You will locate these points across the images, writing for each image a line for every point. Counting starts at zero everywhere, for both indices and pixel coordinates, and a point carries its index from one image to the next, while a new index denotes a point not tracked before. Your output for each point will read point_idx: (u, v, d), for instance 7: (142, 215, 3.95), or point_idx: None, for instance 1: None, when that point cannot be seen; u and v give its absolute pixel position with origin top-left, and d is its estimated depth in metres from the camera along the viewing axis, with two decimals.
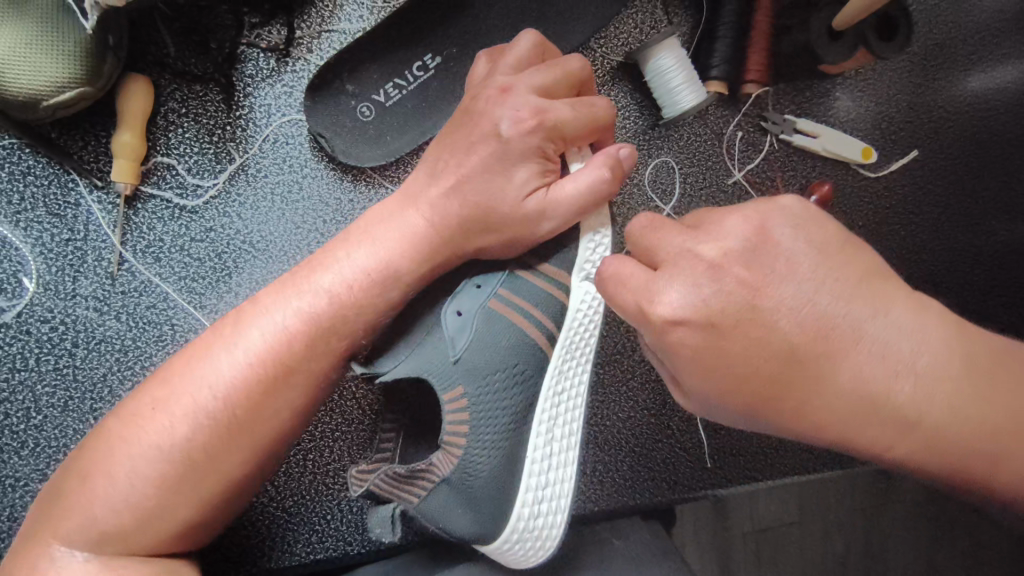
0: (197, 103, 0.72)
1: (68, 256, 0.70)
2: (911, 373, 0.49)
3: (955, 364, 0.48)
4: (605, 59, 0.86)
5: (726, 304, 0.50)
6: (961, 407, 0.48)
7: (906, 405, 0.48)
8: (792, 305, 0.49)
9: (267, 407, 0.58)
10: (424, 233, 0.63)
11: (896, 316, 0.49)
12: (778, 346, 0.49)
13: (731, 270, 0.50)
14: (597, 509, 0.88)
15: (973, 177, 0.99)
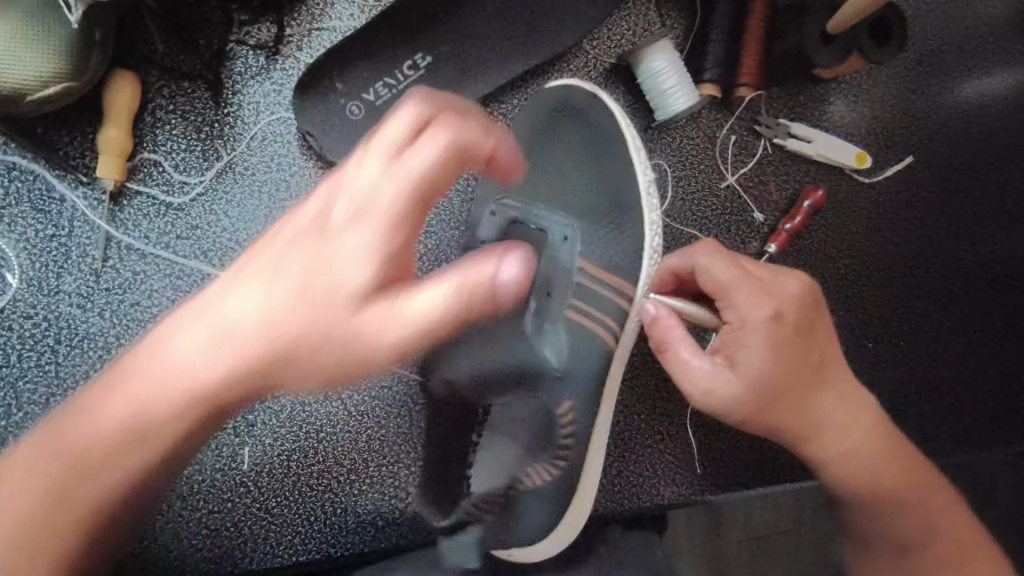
0: (185, 100, 0.72)
1: (52, 252, 0.69)
2: (854, 424, 0.68)
3: (880, 440, 0.68)
4: (598, 60, 0.84)
5: (790, 352, 0.64)
6: (865, 462, 0.68)
7: (835, 442, 0.68)
8: (803, 364, 0.65)
9: (173, 419, 0.51)
10: (386, 225, 0.46)
11: (858, 397, 0.67)
12: (782, 386, 0.64)
13: (793, 335, 0.64)
14: (586, 514, 0.88)
15: (971, 183, 0.98)
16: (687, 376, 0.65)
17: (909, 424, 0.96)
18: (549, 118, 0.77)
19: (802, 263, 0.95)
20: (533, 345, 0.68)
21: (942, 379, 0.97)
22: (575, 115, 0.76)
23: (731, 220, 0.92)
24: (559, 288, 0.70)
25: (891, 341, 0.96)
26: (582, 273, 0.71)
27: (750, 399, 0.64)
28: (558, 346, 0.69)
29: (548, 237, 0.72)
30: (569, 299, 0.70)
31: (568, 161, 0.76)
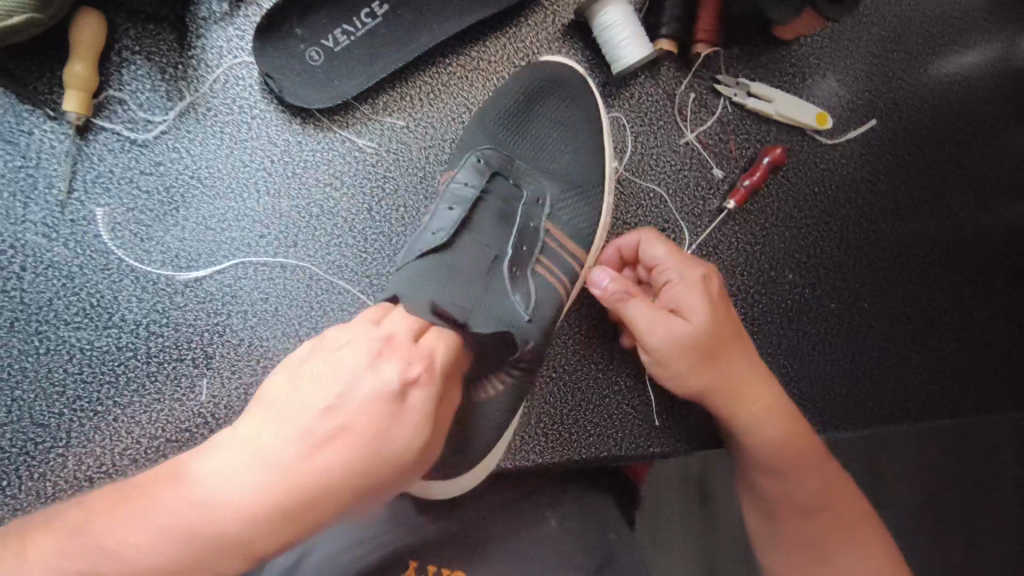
0: (150, 42, 0.76)
1: (20, 182, 0.73)
2: (764, 387, 0.75)
3: (782, 404, 0.75)
4: (555, 17, 0.85)
5: (703, 301, 0.74)
6: (770, 408, 0.73)
7: (755, 399, 0.74)
8: (721, 321, 0.74)
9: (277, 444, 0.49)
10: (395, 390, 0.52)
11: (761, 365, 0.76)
12: (699, 325, 0.72)
13: (710, 292, 0.74)
14: (541, 463, 0.88)
15: (930, 148, 1.01)
16: (639, 319, 0.72)
17: (867, 382, 0.99)
18: (540, 91, 0.79)
19: (762, 221, 0.96)
20: (508, 287, 0.67)
21: (904, 340, 1.01)
22: (570, 93, 0.79)
23: (692, 176, 0.94)
24: (532, 242, 0.72)
25: (856, 304, 1.00)
26: (550, 235, 0.74)
27: (689, 339, 0.72)
28: (529, 296, 0.69)
29: (524, 194, 0.75)
30: (541, 255, 0.72)
31: (547, 135, 0.79)
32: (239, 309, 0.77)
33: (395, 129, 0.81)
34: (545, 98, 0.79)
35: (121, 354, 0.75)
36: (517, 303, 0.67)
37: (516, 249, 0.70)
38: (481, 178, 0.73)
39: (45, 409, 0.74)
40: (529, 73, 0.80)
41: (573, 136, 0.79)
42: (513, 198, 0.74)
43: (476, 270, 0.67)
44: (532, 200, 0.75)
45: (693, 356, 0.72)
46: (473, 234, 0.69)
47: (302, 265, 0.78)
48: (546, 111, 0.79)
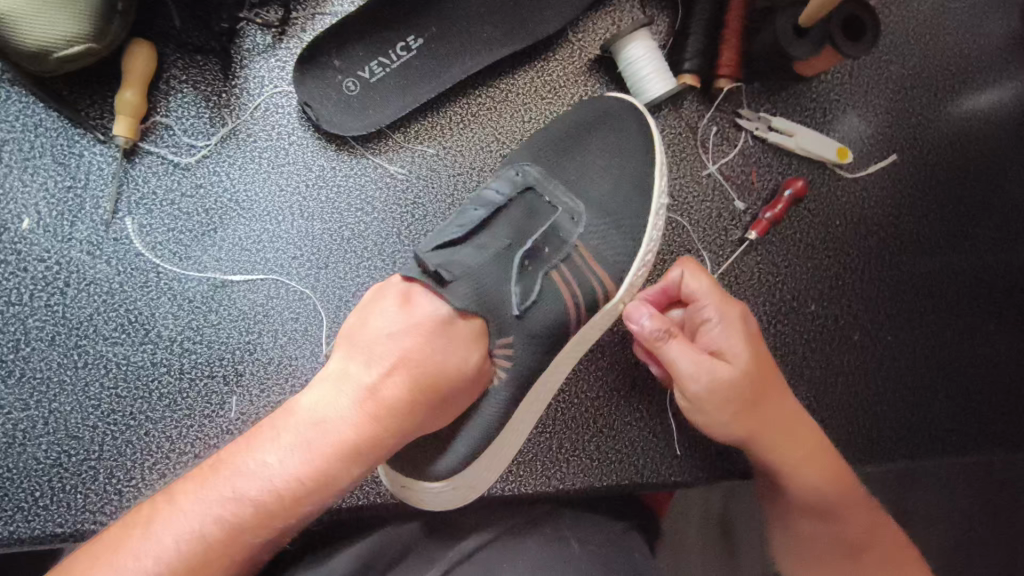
0: (197, 71, 0.79)
1: (68, 202, 0.76)
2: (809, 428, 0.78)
3: (823, 444, 0.78)
4: (583, 51, 0.88)
5: (749, 344, 0.75)
6: (817, 453, 0.77)
7: (801, 443, 0.76)
8: (766, 363, 0.76)
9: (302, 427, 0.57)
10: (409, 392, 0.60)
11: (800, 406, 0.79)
12: (751, 371, 0.74)
13: (753, 334, 0.76)
14: (563, 488, 0.88)
15: (953, 184, 1.02)
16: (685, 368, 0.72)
17: (892, 415, 0.99)
18: (596, 121, 0.80)
19: (784, 252, 0.97)
20: (510, 276, 0.67)
21: (928, 375, 1.01)
22: (619, 122, 0.79)
23: (714, 207, 0.95)
24: (555, 249, 0.71)
25: (879, 336, 1.00)
26: (578, 252, 0.72)
27: (733, 385, 0.72)
28: (532, 293, 0.68)
29: (555, 210, 0.73)
30: (559, 262, 0.71)
31: (596, 160, 0.78)
32: (271, 328, 0.79)
33: (426, 157, 0.84)
34: (599, 126, 0.80)
35: (156, 369, 0.77)
36: (513, 294, 0.67)
37: (534, 247, 0.70)
38: (513, 187, 0.73)
39: (80, 422, 0.75)
40: (591, 106, 0.82)
41: (620, 158, 0.78)
42: (543, 208, 0.73)
43: (486, 259, 0.67)
44: (565, 216, 0.73)
45: (737, 404, 0.73)
46: (491, 230, 0.70)
47: (332, 287, 0.81)
48: (597, 140, 0.79)
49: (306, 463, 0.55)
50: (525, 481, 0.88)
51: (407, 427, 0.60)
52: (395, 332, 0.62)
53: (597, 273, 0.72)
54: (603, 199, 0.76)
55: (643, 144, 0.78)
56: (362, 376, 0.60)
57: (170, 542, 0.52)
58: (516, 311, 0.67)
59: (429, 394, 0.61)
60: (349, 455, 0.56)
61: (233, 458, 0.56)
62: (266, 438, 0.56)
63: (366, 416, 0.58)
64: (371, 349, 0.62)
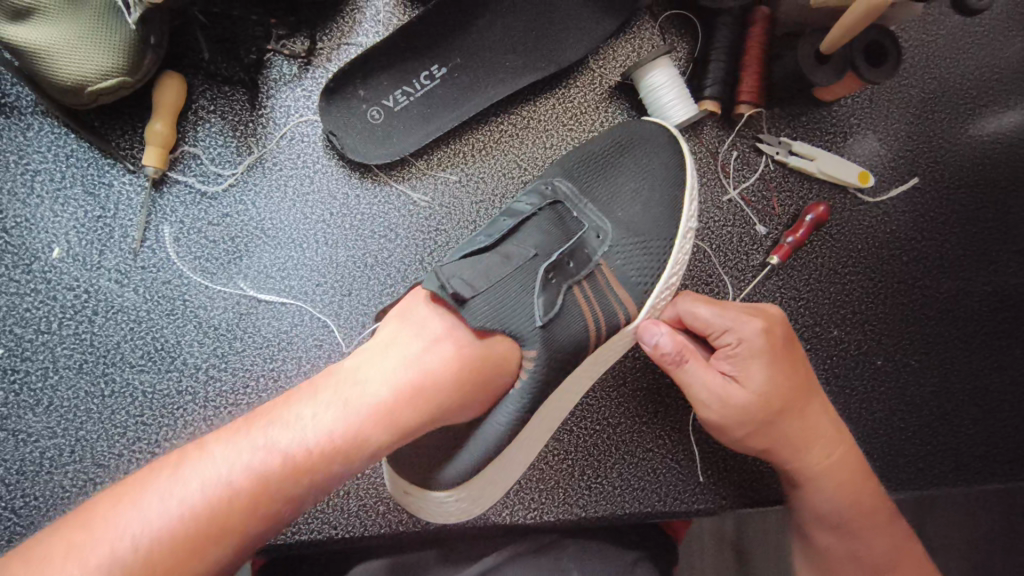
0: (225, 102, 0.81)
1: (97, 231, 0.77)
2: (834, 441, 0.77)
3: (849, 458, 0.77)
4: (604, 78, 0.89)
5: (776, 359, 0.74)
6: (839, 468, 0.76)
7: (823, 458, 0.76)
8: (792, 378, 0.75)
9: (339, 393, 0.57)
10: (445, 377, 0.59)
11: (827, 418, 0.78)
12: (775, 386, 0.73)
13: (781, 347, 0.75)
14: (585, 516, 0.88)
15: (976, 208, 1.01)
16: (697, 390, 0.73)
17: (916, 441, 0.98)
18: (626, 143, 0.80)
19: (805, 277, 0.97)
20: (535, 288, 0.65)
21: (954, 401, 1.00)
22: (643, 144, 0.80)
23: (735, 232, 0.95)
24: (580, 263, 0.71)
25: (902, 360, 0.99)
26: (602, 268, 0.73)
27: (746, 409, 0.73)
28: (555, 304, 0.66)
29: (583, 226, 0.74)
30: (583, 278, 0.70)
31: (626, 182, 0.78)
32: (295, 354, 0.80)
33: (448, 184, 0.85)
34: (630, 148, 0.80)
35: (181, 397, 0.78)
36: (537, 304, 0.64)
37: (559, 259, 0.69)
38: (542, 201, 0.75)
39: (106, 449, 0.76)
40: (619, 129, 0.83)
41: (650, 178, 0.77)
42: (572, 223, 0.74)
43: (515, 270, 0.65)
44: (592, 233, 0.74)
45: (752, 427, 0.73)
46: (516, 238, 0.70)
47: (356, 313, 0.81)
48: (625, 163, 0.79)
49: (347, 425, 0.55)
50: (546, 509, 0.87)
51: (449, 404, 0.59)
52: (436, 324, 0.62)
53: (619, 294, 0.73)
54: (629, 223, 0.75)
55: (666, 171, 0.78)
56: (413, 349, 0.60)
57: (200, 483, 0.51)
58: (540, 322, 0.64)
59: (476, 372, 0.60)
60: (391, 422, 0.56)
61: (273, 413, 0.56)
62: (310, 399, 0.56)
63: (412, 385, 0.58)
64: (409, 332, 0.62)
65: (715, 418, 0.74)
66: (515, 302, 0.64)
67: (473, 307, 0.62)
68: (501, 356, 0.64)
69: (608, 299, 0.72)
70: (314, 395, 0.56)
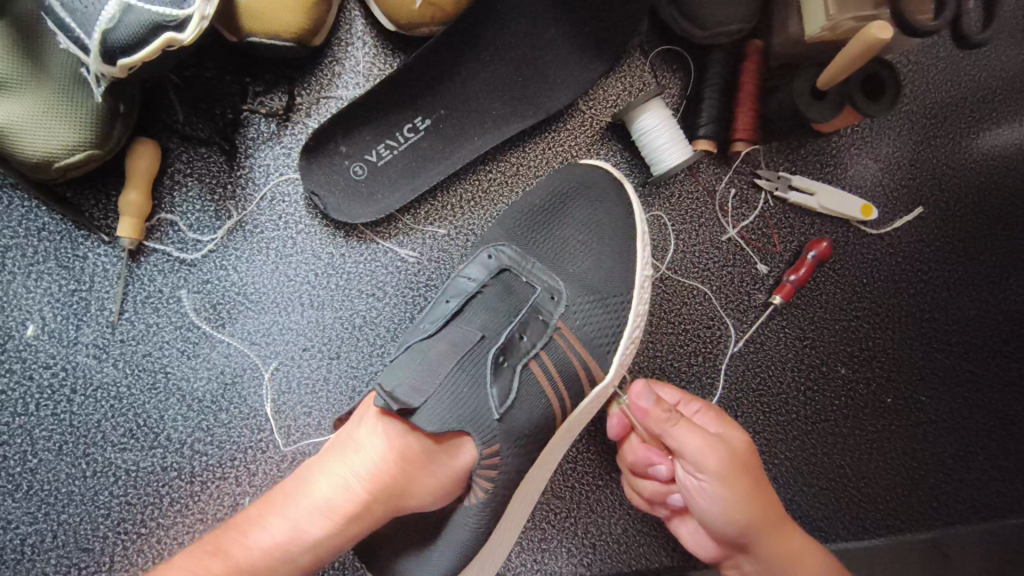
0: (201, 164, 0.78)
1: (73, 305, 0.75)
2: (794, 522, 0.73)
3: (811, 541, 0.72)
4: (594, 120, 0.86)
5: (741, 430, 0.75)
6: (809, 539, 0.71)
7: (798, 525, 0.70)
8: None
9: (288, 503, 0.57)
10: (391, 476, 0.59)
11: None
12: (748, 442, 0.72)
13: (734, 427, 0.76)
14: (590, 575, 0.85)
15: (983, 235, 0.98)
16: (692, 441, 0.65)
17: (930, 480, 0.95)
18: (612, 190, 0.77)
19: (810, 314, 0.94)
20: (487, 377, 0.64)
21: (968, 436, 0.96)
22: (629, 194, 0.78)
23: (735, 272, 0.92)
24: (534, 335, 0.69)
25: (913, 397, 0.96)
26: (559, 330, 0.70)
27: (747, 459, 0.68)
28: (511, 392, 0.65)
29: (535, 291, 0.72)
30: (540, 348, 0.69)
31: (573, 234, 0.76)
32: (283, 424, 0.77)
33: (437, 238, 0.82)
34: (605, 196, 0.77)
35: (166, 474, 0.75)
36: (491, 397, 0.63)
37: (509, 338, 0.67)
38: (485, 272, 0.73)
39: (90, 532, 0.73)
40: (561, 173, 0.79)
41: (605, 235, 0.76)
42: (520, 290, 0.72)
43: (460, 367, 0.64)
44: (544, 294, 0.72)
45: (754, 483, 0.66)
46: (460, 321, 0.69)
47: (345, 378, 0.78)
48: (613, 214, 0.76)
49: (298, 537, 0.55)
50: (550, 569, 0.84)
51: (395, 503, 0.59)
52: (378, 429, 0.61)
53: (580, 353, 0.71)
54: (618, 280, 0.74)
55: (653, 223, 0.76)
56: (355, 441, 0.60)
57: None
58: (497, 415, 0.63)
59: (418, 459, 0.60)
60: (332, 529, 0.56)
61: (229, 534, 0.55)
62: (261, 509, 0.57)
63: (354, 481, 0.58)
64: (354, 438, 0.61)
65: (718, 468, 0.65)
66: (466, 395, 0.63)
67: (422, 413, 0.60)
68: (454, 459, 0.62)
69: (569, 362, 0.70)
70: (267, 509, 0.56)
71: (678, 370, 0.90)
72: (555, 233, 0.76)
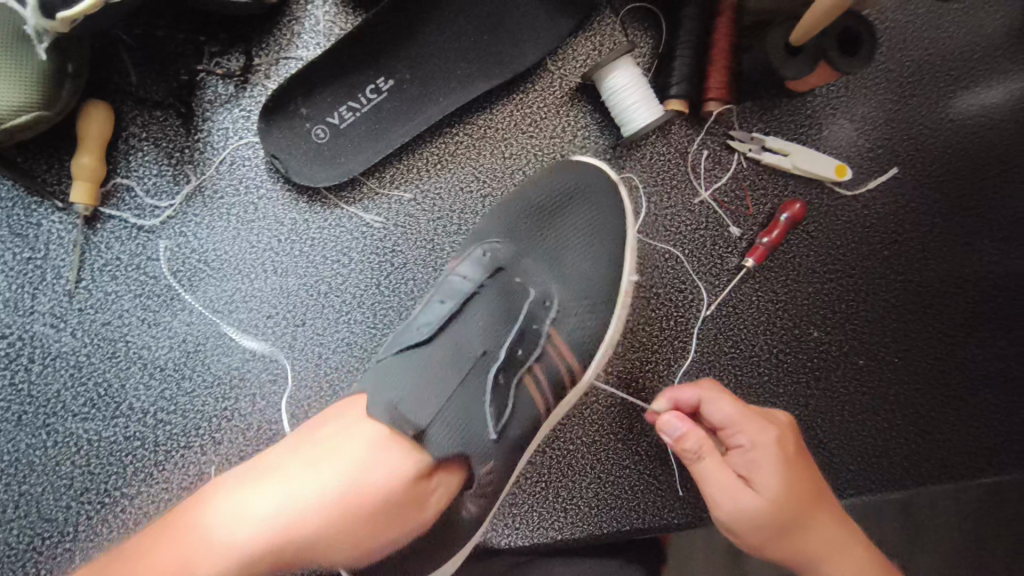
0: (157, 128, 0.76)
1: (28, 274, 0.73)
2: (862, 555, 0.65)
3: None
4: (564, 80, 0.84)
5: (794, 469, 0.66)
6: None
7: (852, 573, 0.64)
8: (809, 487, 0.65)
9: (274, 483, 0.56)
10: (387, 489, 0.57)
11: (854, 529, 0.67)
12: (786, 488, 0.64)
13: (794, 460, 0.66)
14: (562, 538, 0.85)
15: (958, 196, 0.97)
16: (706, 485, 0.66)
17: (902, 440, 0.95)
18: (603, 188, 0.75)
19: (782, 278, 0.93)
20: (486, 393, 0.63)
21: (939, 397, 0.96)
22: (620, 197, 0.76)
23: (708, 235, 0.91)
24: (529, 347, 0.67)
25: (885, 358, 0.96)
26: (550, 340, 0.70)
27: (764, 513, 0.64)
28: (507, 408, 0.64)
29: (530, 296, 0.70)
30: (533, 363, 0.67)
31: (561, 237, 0.73)
32: (248, 392, 0.76)
33: (403, 203, 0.80)
34: (600, 198, 0.75)
35: (129, 444, 0.74)
36: (489, 415, 0.63)
37: (508, 352, 0.66)
38: (482, 272, 0.70)
39: (53, 502, 0.72)
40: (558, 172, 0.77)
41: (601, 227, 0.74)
42: (519, 293, 0.70)
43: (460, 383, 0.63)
44: (539, 302, 0.70)
45: (770, 537, 0.64)
46: (456, 327, 0.67)
47: (311, 345, 0.77)
48: (606, 218, 0.74)
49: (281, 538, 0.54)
50: (521, 533, 0.85)
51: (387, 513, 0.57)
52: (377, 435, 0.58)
53: (569, 363, 0.70)
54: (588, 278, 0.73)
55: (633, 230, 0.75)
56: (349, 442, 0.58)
57: None
58: (493, 433, 0.63)
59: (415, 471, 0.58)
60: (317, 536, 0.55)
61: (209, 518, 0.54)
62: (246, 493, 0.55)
63: (354, 484, 0.56)
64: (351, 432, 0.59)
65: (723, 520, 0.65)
66: (465, 413, 0.62)
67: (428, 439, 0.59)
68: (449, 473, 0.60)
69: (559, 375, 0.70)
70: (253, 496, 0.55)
71: (651, 335, 0.90)
72: (533, 211, 0.75)
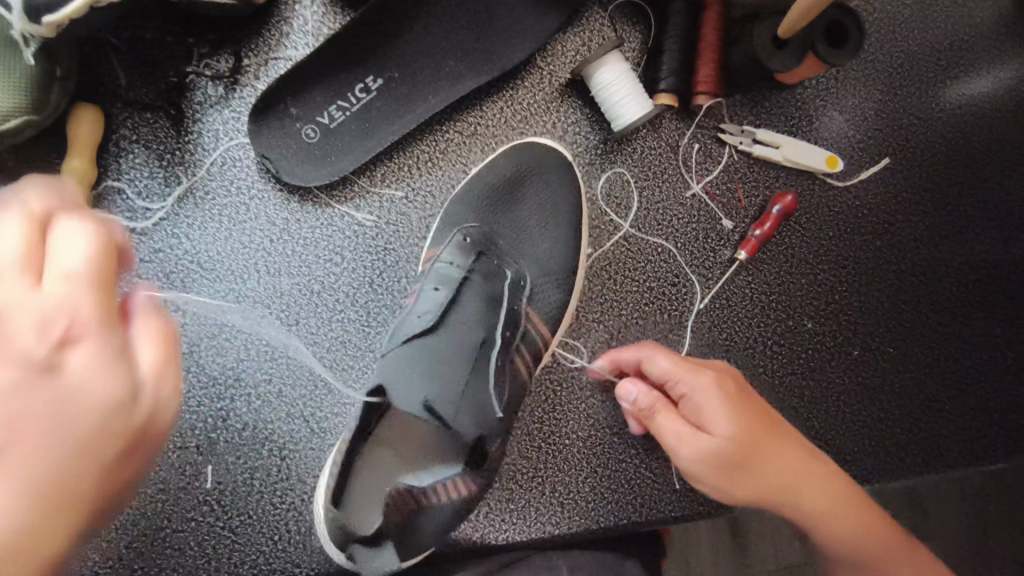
0: (147, 130, 0.76)
1: None
2: (815, 471, 0.71)
3: (838, 489, 0.71)
4: (553, 76, 0.85)
5: (738, 404, 0.69)
6: (831, 495, 0.70)
7: (814, 488, 0.70)
8: (756, 414, 0.70)
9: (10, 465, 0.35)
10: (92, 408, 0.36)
11: (804, 449, 0.73)
12: (736, 422, 0.68)
13: (739, 391, 0.71)
14: (559, 532, 0.86)
15: (950, 185, 0.98)
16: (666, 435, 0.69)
17: (898, 429, 0.95)
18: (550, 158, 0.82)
19: (775, 270, 0.93)
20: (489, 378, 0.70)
21: (934, 386, 0.97)
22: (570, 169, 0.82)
23: (700, 228, 0.91)
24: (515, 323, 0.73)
25: (879, 349, 0.96)
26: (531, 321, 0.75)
27: (721, 450, 0.68)
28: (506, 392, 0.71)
29: (508, 274, 0.75)
30: (522, 342, 0.74)
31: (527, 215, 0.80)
32: (244, 392, 0.76)
33: (394, 201, 0.81)
34: (547, 171, 0.81)
35: None
36: (493, 397, 0.70)
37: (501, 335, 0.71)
38: (465, 255, 0.75)
39: None
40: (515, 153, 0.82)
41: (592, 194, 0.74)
42: (499, 276, 0.75)
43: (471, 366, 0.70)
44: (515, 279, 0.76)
45: (729, 472, 0.68)
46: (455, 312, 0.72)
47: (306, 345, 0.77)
48: (555, 183, 0.81)
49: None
50: (518, 529, 0.85)
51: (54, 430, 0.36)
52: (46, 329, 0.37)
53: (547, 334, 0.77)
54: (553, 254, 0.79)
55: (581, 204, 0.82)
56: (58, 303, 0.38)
57: None
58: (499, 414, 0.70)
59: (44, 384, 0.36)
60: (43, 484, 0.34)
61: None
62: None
63: (59, 391, 0.35)
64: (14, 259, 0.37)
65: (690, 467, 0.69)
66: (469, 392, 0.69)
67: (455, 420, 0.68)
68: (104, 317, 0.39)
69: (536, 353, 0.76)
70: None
71: (644, 329, 0.90)
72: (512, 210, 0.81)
